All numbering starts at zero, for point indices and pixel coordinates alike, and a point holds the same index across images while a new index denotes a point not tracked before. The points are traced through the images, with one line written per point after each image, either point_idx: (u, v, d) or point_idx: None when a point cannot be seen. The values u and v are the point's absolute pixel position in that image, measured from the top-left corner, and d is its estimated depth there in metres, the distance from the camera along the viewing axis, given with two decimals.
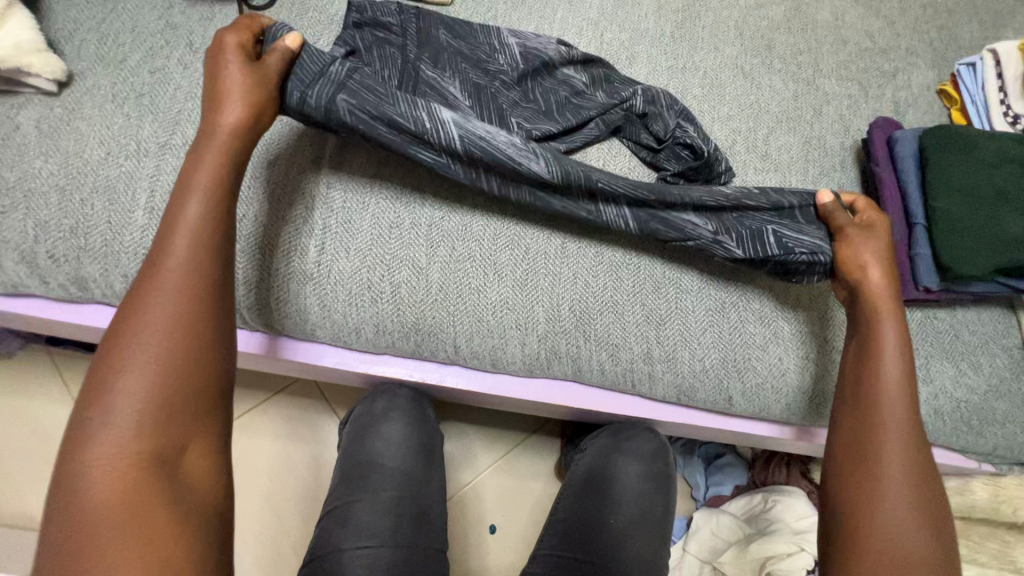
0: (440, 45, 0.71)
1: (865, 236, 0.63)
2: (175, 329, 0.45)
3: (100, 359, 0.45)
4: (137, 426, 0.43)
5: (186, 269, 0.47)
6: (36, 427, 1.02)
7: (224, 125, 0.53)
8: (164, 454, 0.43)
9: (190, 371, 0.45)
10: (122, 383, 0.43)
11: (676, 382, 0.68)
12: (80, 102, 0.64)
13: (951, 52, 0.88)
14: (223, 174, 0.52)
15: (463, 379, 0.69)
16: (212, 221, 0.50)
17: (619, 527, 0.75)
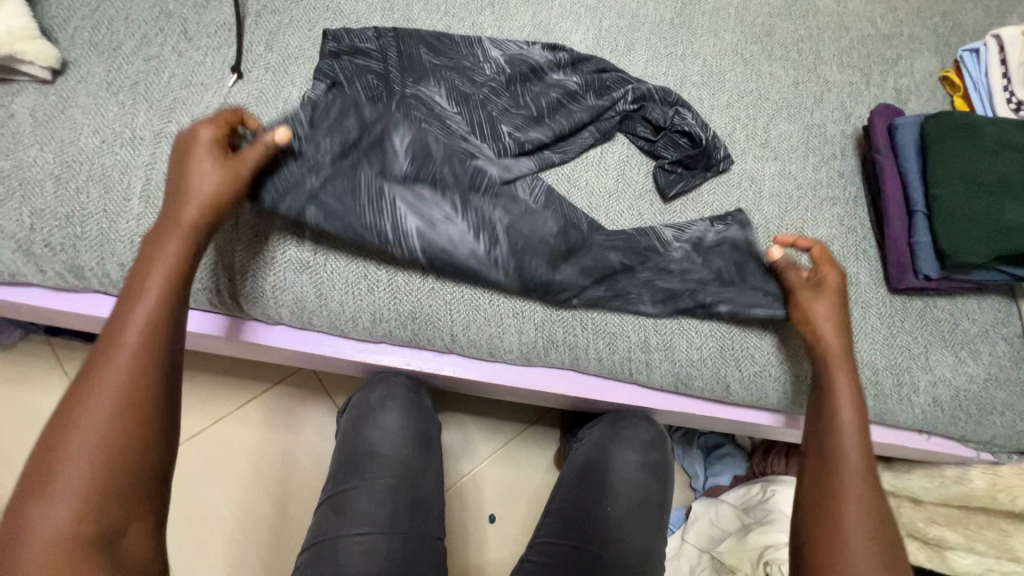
0: (421, 64, 0.71)
1: (815, 295, 0.63)
2: (120, 410, 0.45)
3: (47, 439, 0.44)
4: (76, 509, 0.42)
5: (140, 353, 0.47)
6: (37, 417, 1.03)
7: (195, 199, 0.52)
8: (106, 535, 0.43)
9: (138, 443, 0.45)
10: (67, 464, 0.43)
11: (674, 370, 0.68)
12: (75, 90, 0.64)
13: (955, 39, 0.87)
14: (179, 265, 0.51)
15: (460, 368, 0.69)
16: (169, 295, 0.50)
17: (616, 516, 0.75)
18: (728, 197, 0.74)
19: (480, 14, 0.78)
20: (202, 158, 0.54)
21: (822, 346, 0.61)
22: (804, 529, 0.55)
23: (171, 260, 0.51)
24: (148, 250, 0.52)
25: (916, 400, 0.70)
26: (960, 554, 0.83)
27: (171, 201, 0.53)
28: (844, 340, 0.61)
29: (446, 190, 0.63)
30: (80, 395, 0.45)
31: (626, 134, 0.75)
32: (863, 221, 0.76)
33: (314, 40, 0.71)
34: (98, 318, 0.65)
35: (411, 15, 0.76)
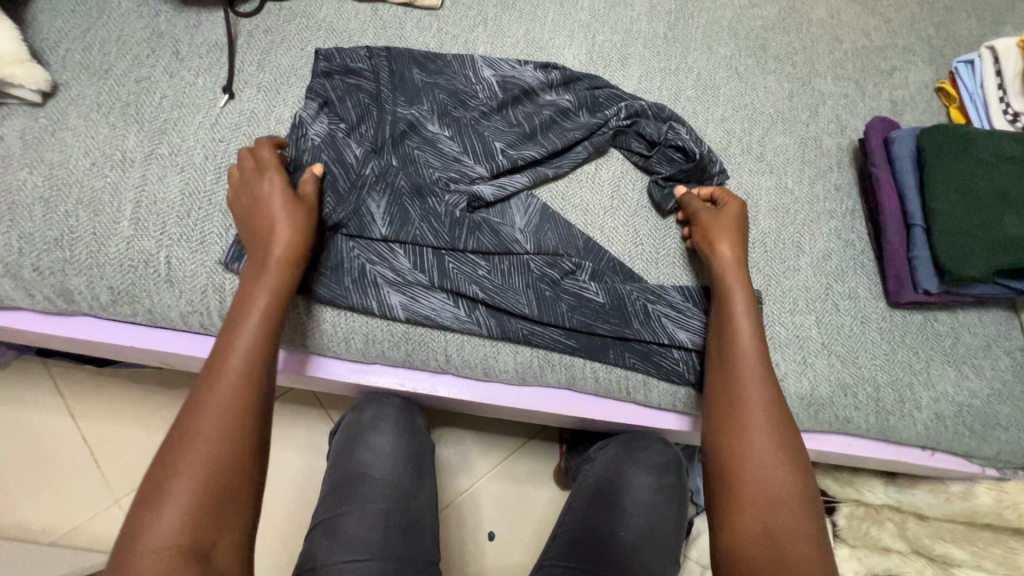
0: (414, 84, 0.71)
1: (715, 218, 0.65)
2: (223, 430, 0.48)
3: (160, 464, 0.47)
4: (180, 529, 0.44)
5: (244, 365, 0.51)
6: (32, 437, 1.04)
7: (282, 224, 0.56)
8: (202, 546, 0.44)
9: (234, 460, 0.47)
10: (173, 483, 0.45)
11: (672, 389, 0.67)
12: (65, 112, 0.63)
13: (950, 50, 0.87)
14: (278, 293, 0.55)
15: (455, 388, 0.67)
16: (270, 317, 0.54)
17: (628, 542, 0.72)
18: None
19: (473, 31, 0.78)
20: (272, 200, 0.57)
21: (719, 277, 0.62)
22: (712, 455, 0.56)
23: (267, 297, 0.54)
24: (245, 285, 0.55)
25: (918, 416, 0.69)
26: None
27: (256, 241, 0.57)
28: (739, 262, 0.62)
29: (424, 249, 0.64)
30: (187, 422, 0.48)
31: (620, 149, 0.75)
32: (861, 234, 0.75)
33: (306, 59, 0.71)
34: (87, 341, 0.64)
35: (404, 33, 0.76)
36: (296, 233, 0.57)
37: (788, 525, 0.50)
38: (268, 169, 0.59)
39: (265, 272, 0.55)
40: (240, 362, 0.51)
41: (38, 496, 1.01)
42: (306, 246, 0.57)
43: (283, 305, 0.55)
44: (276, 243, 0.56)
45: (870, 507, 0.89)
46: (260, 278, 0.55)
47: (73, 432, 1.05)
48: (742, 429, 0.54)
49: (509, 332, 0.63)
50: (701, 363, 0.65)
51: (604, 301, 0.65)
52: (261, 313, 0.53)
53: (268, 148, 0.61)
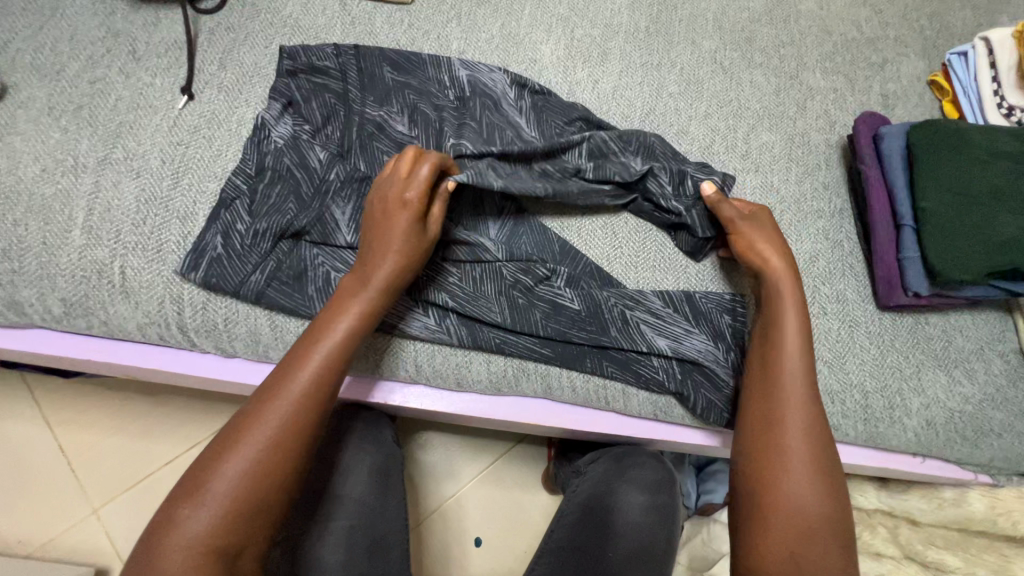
0: (385, 83, 0.68)
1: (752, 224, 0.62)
2: (269, 443, 0.47)
3: (211, 452, 0.48)
4: (212, 537, 0.44)
5: (304, 386, 0.50)
6: (6, 448, 1.01)
7: (401, 251, 0.56)
8: (227, 553, 0.45)
9: (284, 468, 0.48)
10: (216, 481, 0.46)
11: (652, 398, 0.64)
12: (14, 116, 0.61)
13: (943, 41, 0.84)
14: (366, 315, 0.54)
15: (428, 399, 0.65)
16: (339, 342, 0.53)
17: (619, 559, 0.68)
18: None
19: (446, 26, 0.75)
20: (397, 217, 0.56)
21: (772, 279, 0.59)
22: (739, 470, 0.55)
23: (348, 315, 0.54)
24: (339, 300, 0.55)
25: (909, 423, 0.67)
26: None
27: (364, 255, 0.56)
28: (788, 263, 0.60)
29: None
30: (248, 421, 0.48)
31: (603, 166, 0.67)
32: (849, 233, 0.72)
33: (270, 57, 0.68)
34: (42, 355, 0.62)
35: (373, 29, 0.73)
36: (407, 254, 0.56)
37: (818, 542, 0.49)
38: (417, 193, 0.56)
39: (363, 285, 0.55)
40: (313, 372, 0.51)
41: (14, 508, 0.99)
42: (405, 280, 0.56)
43: (358, 332, 0.54)
44: (387, 265, 0.55)
45: (862, 512, 0.87)
46: (354, 290, 0.55)
47: (48, 441, 1.02)
48: (780, 452, 0.52)
49: (483, 341, 0.61)
50: (681, 371, 0.63)
51: (579, 308, 0.63)
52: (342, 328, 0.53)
53: (433, 167, 0.57)
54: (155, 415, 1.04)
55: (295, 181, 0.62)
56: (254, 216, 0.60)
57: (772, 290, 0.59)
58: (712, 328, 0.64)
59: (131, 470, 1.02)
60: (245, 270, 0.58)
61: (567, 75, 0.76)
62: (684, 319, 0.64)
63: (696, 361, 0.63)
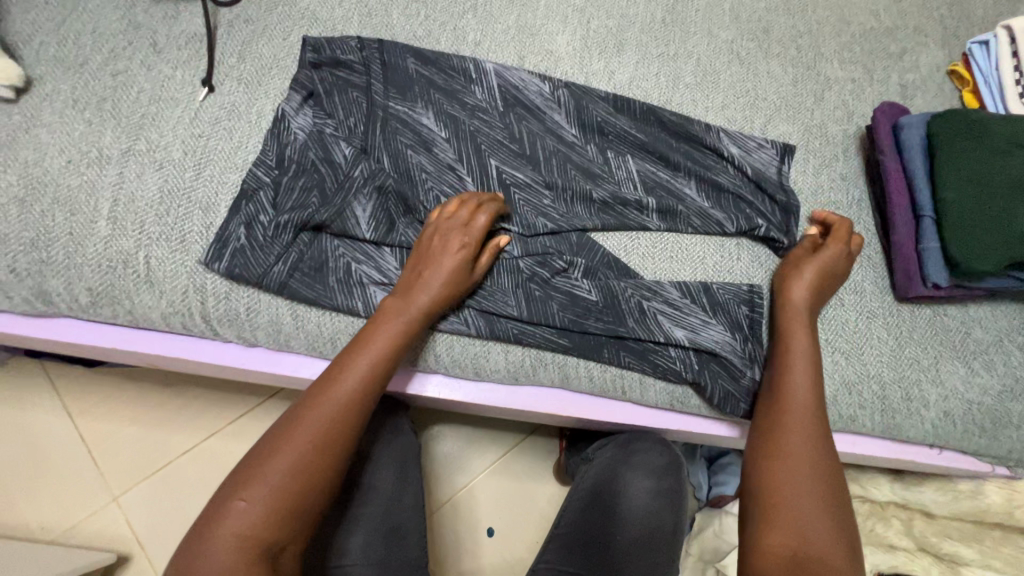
0: (411, 76, 0.68)
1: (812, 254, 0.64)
2: (315, 455, 0.49)
3: (262, 447, 0.49)
4: (257, 539, 0.46)
5: (354, 388, 0.52)
6: (29, 436, 1.03)
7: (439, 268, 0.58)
8: (270, 548, 0.46)
9: (328, 463, 0.50)
10: (263, 485, 0.47)
11: (668, 389, 0.65)
12: (39, 108, 0.61)
13: (963, 30, 0.83)
14: (409, 326, 0.56)
15: (446, 388, 0.66)
16: (387, 351, 0.55)
17: (623, 546, 0.69)
18: (739, 208, 0.69)
19: (462, 18, 0.75)
20: (451, 240, 0.59)
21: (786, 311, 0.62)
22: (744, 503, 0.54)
23: (396, 331, 0.56)
24: (386, 310, 0.57)
25: (926, 414, 0.67)
26: (974, 570, 0.79)
27: (406, 283, 0.58)
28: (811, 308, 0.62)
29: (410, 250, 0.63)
30: (296, 419, 0.50)
31: (645, 166, 0.70)
32: (867, 225, 0.72)
33: (289, 49, 0.69)
34: (68, 343, 0.63)
35: (390, 21, 0.73)
36: (450, 283, 0.58)
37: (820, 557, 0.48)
38: (469, 234, 0.59)
39: (407, 304, 0.57)
40: (358, 383, 0.52)
41: (36, 495, 1.01)
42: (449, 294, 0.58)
43: (403, 341, 0.56)
44: (431, 292, 0.57)
45: (876, 506, 0.87)
46: (400, 306, 0.57)
47: (69, 430, 1.04)
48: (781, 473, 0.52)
49: (503, 332, 0.62)
50: (698, 361, 0.63)
51: (596, 299, 0.63)
52: (384, 348, 0.55)
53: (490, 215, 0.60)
54: (174, 405, 1.06)
55: (319, 176, 0.62)
56: (278, 208, 0.61)
57: (785, 329, 0.61)
58: (730, 322, 0.64)
59: (151, 458, 1.03)
60: (268, 261, 0.59)
61: (583, 66, 0.75)
62: (703, 310, 0.64)
63: (713, 353, 0.63)
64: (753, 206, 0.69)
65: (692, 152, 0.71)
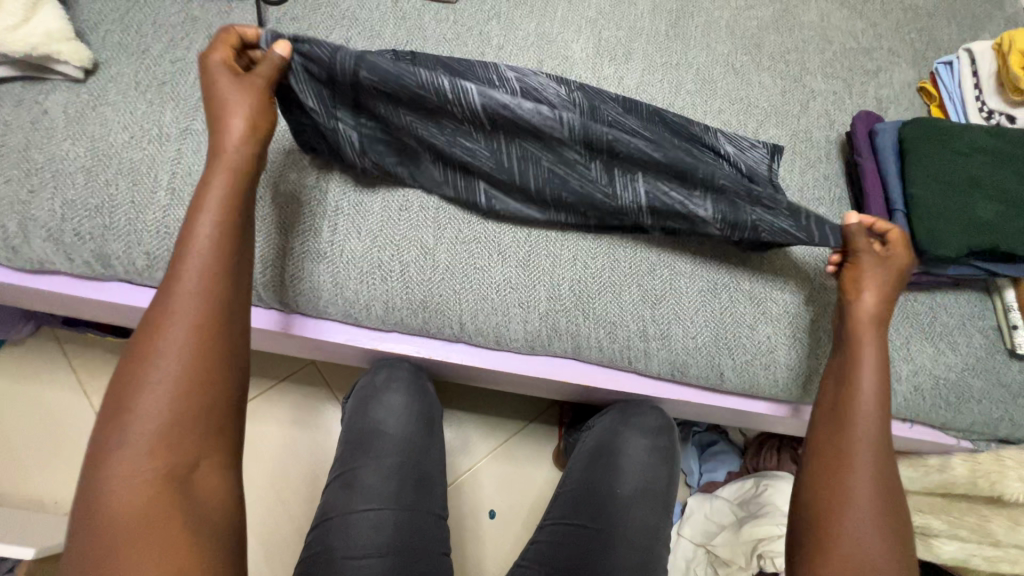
0: (437, 84, 0.73)
1: (877, 262, 0.65)
2: (196, 331, 0.46)
3: (142, 343, 0.46)
4: (159, 442, 0.44)
5: (205, 265, 0.48)
6: (45, 410, 1.05)
7: (232, 133, 0.53)
8: (183, 463, 0.44)
9: (219, 345, 0.47)
10: (137, 434, 0.43)
11: (671, 357, 0.71)
12: (105, 89, 0.67)
13: (931, 53, 0.93)
14: (232, 198, 0.51)
15: (467, 356, 0.72)
16: (224, 224, 0.50)
17: (624, 496, 0.75)
18: None
19: (488, 23, 0.82)
20: (220, 82, 0.53)
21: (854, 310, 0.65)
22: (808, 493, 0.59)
23: (218, 198, 0.51)
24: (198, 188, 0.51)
25: (898, 388, 0.75)
26: (943, 540, 0.86)
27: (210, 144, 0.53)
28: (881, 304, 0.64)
29: None
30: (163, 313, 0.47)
31: None
32: (847, 220, 0.80)
33: (332, 46, 0.76)
34: (121, 306, 0.68)
35: (422, 24, 0.80)
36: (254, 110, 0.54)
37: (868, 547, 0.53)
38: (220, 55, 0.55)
39: (218, 171, 0.52)
40: (210, 242, 0.49)
41: (50, 468, 1.02)
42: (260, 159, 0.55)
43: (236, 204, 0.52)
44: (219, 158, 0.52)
45: None
46: (212, 177, 0.51)
47: (86, 405, 1.06)
48: (844, 507, 0.55)
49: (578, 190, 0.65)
50: (699, 331, 0.71)
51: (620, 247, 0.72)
52: (218, 206, 0.51)
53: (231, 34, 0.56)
54: None
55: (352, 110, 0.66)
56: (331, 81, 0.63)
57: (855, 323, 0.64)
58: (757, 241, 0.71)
59: None
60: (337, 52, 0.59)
61: (595, 71, 0.83)
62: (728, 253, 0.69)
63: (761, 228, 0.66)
64: None
65: (695, 150, 0.78)
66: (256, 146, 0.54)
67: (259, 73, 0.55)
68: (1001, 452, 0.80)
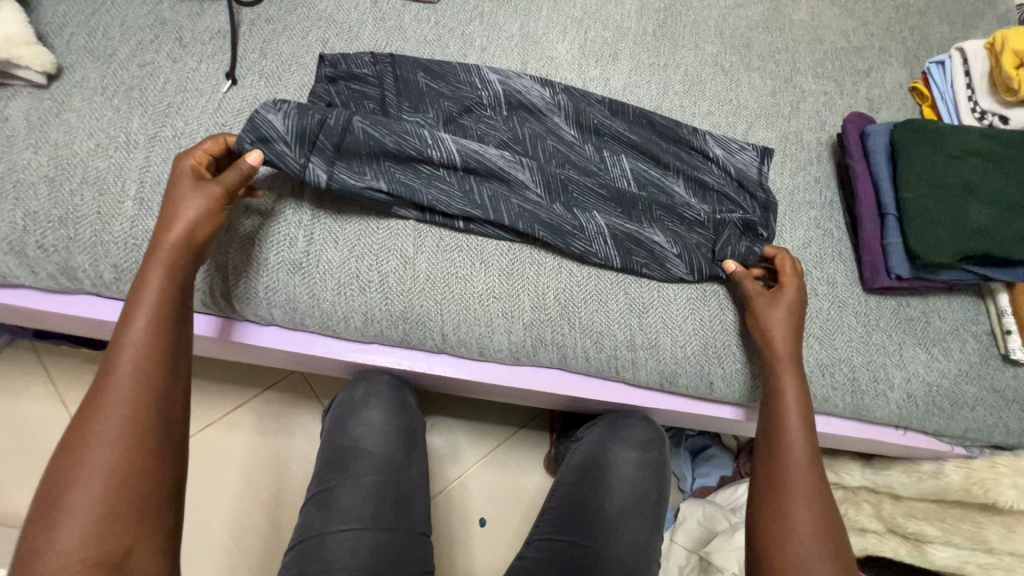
0: (421, 90, 0.72)
1: (771, 303, 0.66)
2: (126, 425, 0.47)
3: (73, 440, 0.46)
4: (88, 539, 0.43)
5: (140, 356, 0.49)
6: (20, 423, 1.02)
7: (177, 224, 0.53)
8: (112, 557, 0.43)
9: (154, 435, 0.47)
10: (63, 534, 0.43)
11: (660, 367, 0.70)
12: (70, 95, 0.65)
13: (922, 52, 0.92)
14: (167, 290, 0.52)
15: (450, 367, 0.70)
16: (159, 316, 0.51)
17: (613, 512, 0.74)
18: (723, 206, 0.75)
19: (470, 24, 0.80)
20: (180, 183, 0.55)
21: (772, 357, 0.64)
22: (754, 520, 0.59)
23: (156, 289, 0.52)
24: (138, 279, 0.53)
25: (891, 395, 0.73)
26: (937, 547, 0.85)
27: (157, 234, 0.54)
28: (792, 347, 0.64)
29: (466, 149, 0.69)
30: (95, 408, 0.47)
31: (639, 161, 0.75)
32: (839, 224, 0.79)
33: (307, 48, 0.73)
34: (89, 320, 0.65)
35: (402, 25, 0.78)
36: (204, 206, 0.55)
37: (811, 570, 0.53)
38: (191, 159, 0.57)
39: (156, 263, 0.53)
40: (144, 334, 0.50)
41: (26, 483, 0.99)
42: (200, 237, 0.55)
43: (175, 293, 0.53)
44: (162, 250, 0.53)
45: (848, 490, 0.93)
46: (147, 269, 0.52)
47: (63, 418, 1.03)
48: (787, 533, 0.56)
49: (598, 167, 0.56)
50: (689, 339, 0.70)
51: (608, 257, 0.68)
52: (156, 295, 0.52)
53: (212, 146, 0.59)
54: None
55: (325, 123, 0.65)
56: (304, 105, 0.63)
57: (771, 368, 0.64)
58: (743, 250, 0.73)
59: None
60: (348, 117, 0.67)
61: (580, 73, 0.81)
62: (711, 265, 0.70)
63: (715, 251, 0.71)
64: (736, 202, 0.75)
65: (680, 153, 0.77)
66: (201, 245, 0.55)
67: (225, 180, 0.56)
68: (995, 458, 0.79)
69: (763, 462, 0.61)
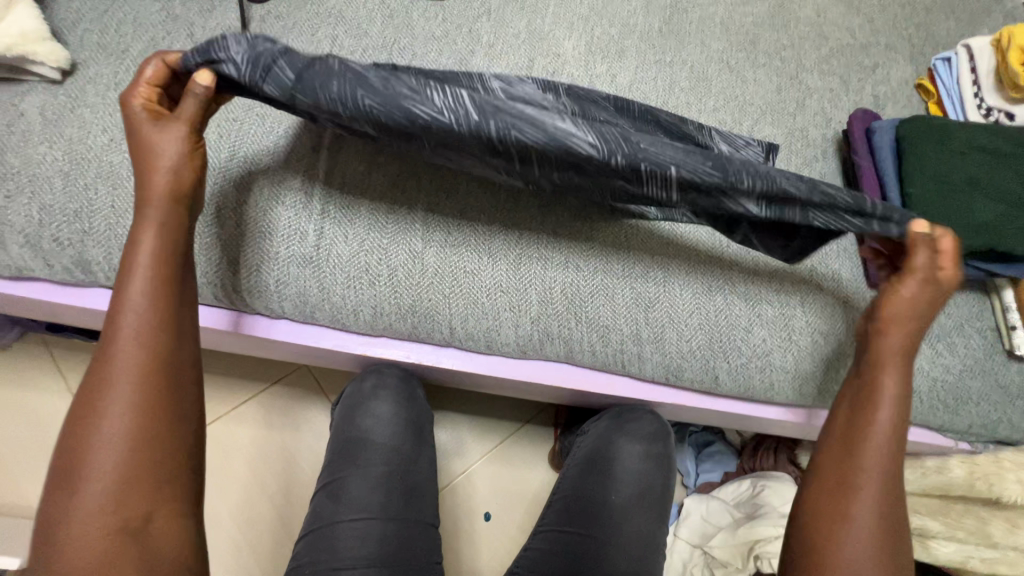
0: None
1: (922, 287, 0.59)
2: (139, 389, 0.47)
3: (84, 404, 0.47)
4: (108, 499, 0.45)
5: (143, 314, 0.48)
6: (31, 416, 1.03)
7: (159, 167, 0.51)
8: (134, 519, 0.45)
9: (166, 400, 0.48)
10: (85, 495, 0.45)
11: (664, 362, 0.70)
12: (83, 90, 0.66)
13: (928, 49, 0.92)
14: (160, 249, 0.50)
15: (459, 360, 0.71)
16: (157, 278, 0.49)
17: (618, 504, 0.74)
18: None
19: (477, 21, 0.81)
20: (144, 127, 0.51)
21: (880, 343, 0.60)
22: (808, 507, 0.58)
23: (150, 246, 0.50)
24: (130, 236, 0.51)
25: None
26: (940, 542, 0.84)
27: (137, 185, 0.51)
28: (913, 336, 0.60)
29: None
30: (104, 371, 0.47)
31: None
32: None
33: (316, 44, 0.74)
34: (103, 312, 0.66)
35: (411, 21, 0.79)
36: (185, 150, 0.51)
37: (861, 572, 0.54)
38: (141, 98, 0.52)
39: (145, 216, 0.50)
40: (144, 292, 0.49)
41: (38, 475, 1.01)
42: (184, 185, 0.52)
43: (172, 246, 0.51)
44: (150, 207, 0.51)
45: None
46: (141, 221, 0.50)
47: None
48: (843, 529, 0.55)
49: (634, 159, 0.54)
50: (695, 334, 0.70)
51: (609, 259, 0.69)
52: (150, 254, 0.50)
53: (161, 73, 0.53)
54: None
55: None
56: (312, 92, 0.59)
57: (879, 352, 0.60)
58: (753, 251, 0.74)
59: None
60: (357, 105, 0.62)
61: (587, 69, 0.82)
62: None
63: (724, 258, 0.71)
64: None
65: None
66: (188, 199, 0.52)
67: (184, 112, 0.52)
68: (999, 454, 0.80)
69: (830, 454, 0.59)
